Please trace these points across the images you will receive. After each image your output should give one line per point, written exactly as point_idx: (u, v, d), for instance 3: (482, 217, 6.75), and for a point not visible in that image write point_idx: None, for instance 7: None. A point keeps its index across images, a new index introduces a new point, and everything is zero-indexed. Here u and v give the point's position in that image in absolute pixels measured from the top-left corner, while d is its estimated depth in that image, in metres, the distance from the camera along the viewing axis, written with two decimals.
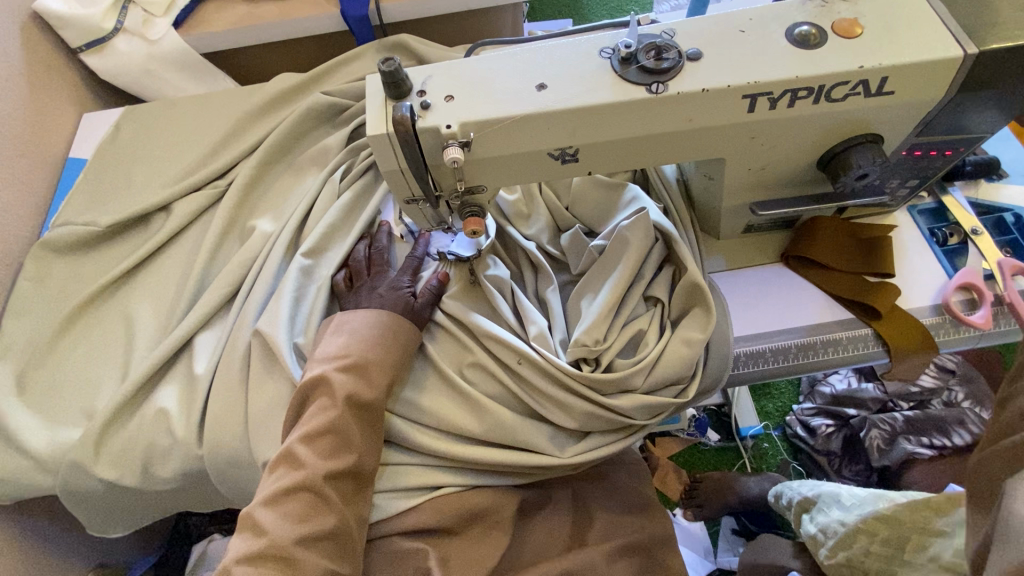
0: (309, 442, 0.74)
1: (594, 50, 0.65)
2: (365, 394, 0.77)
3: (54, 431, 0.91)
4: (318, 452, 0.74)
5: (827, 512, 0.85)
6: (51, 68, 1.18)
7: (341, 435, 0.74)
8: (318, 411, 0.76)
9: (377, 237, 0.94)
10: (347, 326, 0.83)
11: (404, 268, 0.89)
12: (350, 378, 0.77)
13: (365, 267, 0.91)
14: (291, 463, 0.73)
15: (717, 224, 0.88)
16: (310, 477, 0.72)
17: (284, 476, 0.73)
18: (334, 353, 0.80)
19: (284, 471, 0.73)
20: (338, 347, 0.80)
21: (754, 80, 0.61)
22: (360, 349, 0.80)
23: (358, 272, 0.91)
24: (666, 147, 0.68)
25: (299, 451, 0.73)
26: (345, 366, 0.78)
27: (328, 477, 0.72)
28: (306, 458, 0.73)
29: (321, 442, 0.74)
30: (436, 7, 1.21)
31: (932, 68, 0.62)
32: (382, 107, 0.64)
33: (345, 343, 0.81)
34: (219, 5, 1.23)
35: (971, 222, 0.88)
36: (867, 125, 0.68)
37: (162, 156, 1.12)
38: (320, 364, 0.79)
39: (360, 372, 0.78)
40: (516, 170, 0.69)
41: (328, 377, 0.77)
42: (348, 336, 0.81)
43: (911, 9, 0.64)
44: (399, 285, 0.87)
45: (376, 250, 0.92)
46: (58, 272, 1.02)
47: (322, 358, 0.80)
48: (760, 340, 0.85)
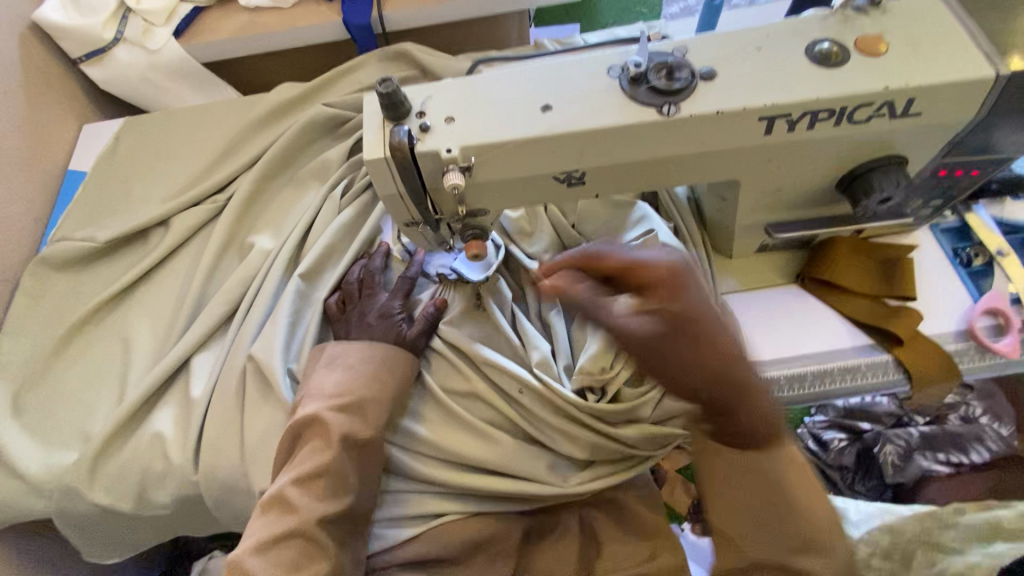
0: (302, 485, 0.72)
1: (601, 69, 0.61)
2: (361, 433, 0.75)
3: (49, 453, 0.89)
4: (313, 496, 0.71)
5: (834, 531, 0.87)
6: (51, 79, 1.17)
7: (336, 478, 0.72)
8: (312, 453, 0.73)
9: (374, 258, 0.91)
10: (340, 359, 0.80)
11: (396, 291, 0.86)
12: (347, 417, 0.75)
13: (358, 290, 0.89)
14: (282, 506, 0.71)
15: (729, 245, 0.85)
16: (303, 521, 0.69)
17: (276, 520, 0.70)
18: (331, 390, 0.77)
19: (275, 515, 0.71)
20: (336, 384, 0.77)
21: (771, 102, 0.58)
22: (359, 387, 0.77)
23: (351, 296, 0.88)
24: (677, 170, 0.65)
25: (291, 495, 0.71)
26: (342, 405, 0.76)
27: (322, 521, 0.70)
28: (300, 502, 0.70)
29: (315, 484, 0.72)
30: (441, 15, 1.18)
31: (961, 88, 0.58)
32: (380, 129, 0.62)
33: (343, 380, 0.78)
34: (219, 13, 1.21)
35: (997, 242, 0.84)
36: (892, 147, 0.64)
37: (162, 169, 1.10)
38: (316, 400, 0.76)
39: (355, 410, 0.76)
40: (519, 193, 0.66)
41: (322, 417, 0.74)
42: (345, 372, 0.79)
43: (938, 24, 0.60)
44: (391, 311, 0.84)
45: (369, 272, 0.89)
46: (55, 289, 1.01)
47: (318, 394, 0.77)
48: (774, 367, 0.81)
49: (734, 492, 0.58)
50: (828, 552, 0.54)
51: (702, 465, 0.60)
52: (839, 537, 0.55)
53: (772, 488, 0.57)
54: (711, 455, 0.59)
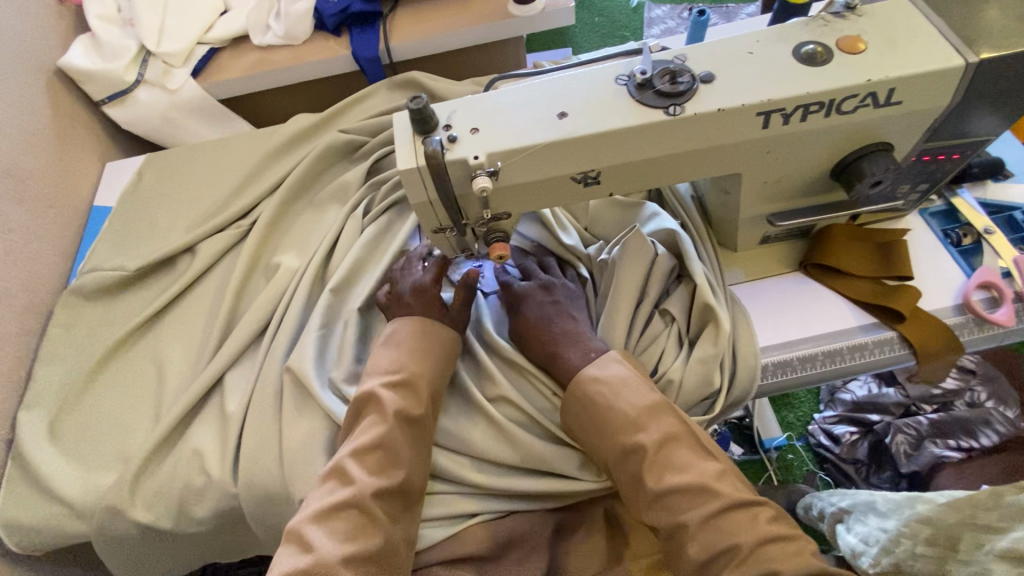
0: (360, 459, 0.75)
1: (610, 78, 0.67)
2: (414, 410, 0.79)
3: (87, 476, 0.91)
4: (368, 470, 0.75)
5: (867, 521, 0.86)
6: (76, 121, 1.23)
7: (389, 451, 0.75)
8: (368, 427, 0.77)
9: (412, 251, 0.94)
10: (394, 343, 0.84)
11: (437, 277, 0.88)
12: (399, 395, 0.79)
13: (402, 282, 0.91)
14: (341, 478, 0.75)
15: (733, 237, 0.89)
16: (359, 492, 0.72)
17: (334, 491, 0.74)
18: (385, 369, 0.82)
19: (334, 486, 0.74)
20: (390, 363, 0.82)
21: (766, 98, 0.64)
22: (412, 365, 0.81)
23: (397, 285, 0.91)
24: (684, 167, 0.70)
25: (349, 466, 0.75)
26: (395, 383, 0.80)
27: (376, 494, 0.73)
28: (356, 474, 0.74)
29: (370, 457, 0.75)
30: (444, 44, 1.26)
31: (934, 77, 0.64)
32: (411, 142, 0.67)
33: (395, 359, 0.82)
34: (234, 53, 1.29)
35: (983, 222, 0.90)
36: (878, 134, 0.70)
37: (185, 199, 1.15)
38: (372, 380, 0.81)
39: (405, 387, 0.80)
40: (539, 196, 0.72)
41: (377, 393, 0.79)
42: (397, 352, 0.83)
43: (909, 22, 0.67)
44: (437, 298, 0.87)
45: (410, 263, 0.92)
46: (88, 318, 1.04)
47: (373, 374, 0.82)
48: (787, 348, 0.85)
49: (643, 439, 0.73)
50: (677, 438, 0.74)
51: (606, 460, 0.77)
52: (685, 428, 0.75)
53: (640, 425, 0.74)
54: (603, 445, 0.77)
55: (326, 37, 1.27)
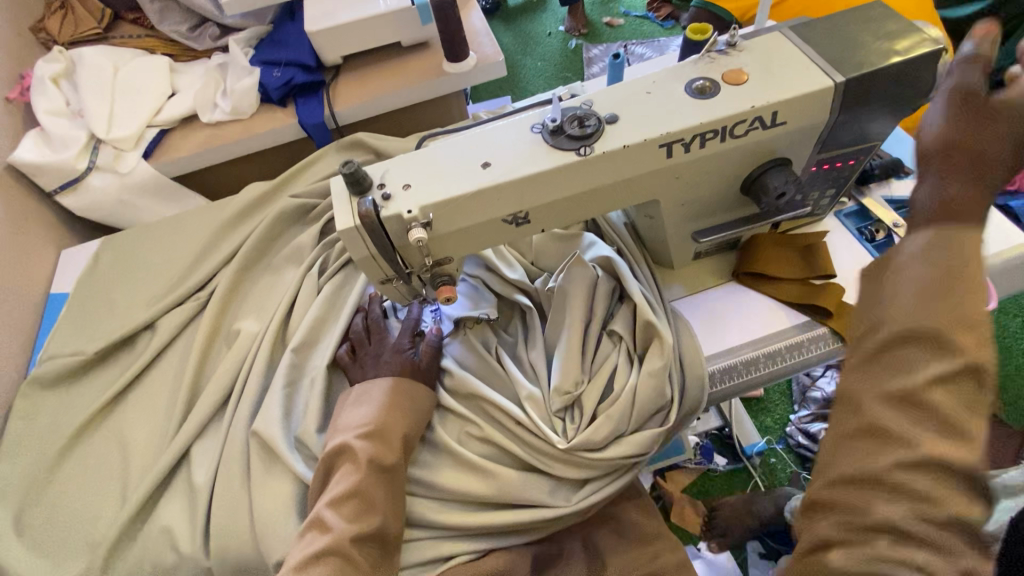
0: (336, 507, 0.76)
1: (526, 127, 0.74)
2: (387, 458, 0.80)
3: (53, 571, 0.89)
4: (345, 517, 0.76)
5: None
6: (28, 212, 1.25)
7: (367, 498, 0.77)
8: (344, 476, 0.79)
9: (371, 307, 0.98)
10: (364, 395, 0.87)
11: (403, 330, 0.93)
12: (370, 443, 0.80)
13: (365, 337, 0.96)
14: (320, 527, 0.75)
15: (668, 255, 0.95)
16: (339, 539, 0.73)
17: (314, 540, 0.74)
18: (356, 420, 0.84)
19: (314, 536, 0.75)
20: (361, 414, 0.84)
21: (666, 131, 0.70)
22: (380, 415, 0.83)
23: (359, 342, 0.95)
24: (605, 199, 0.77)
25: (327, 515, 0.76)
26: (366, 432, 0.81)
27: (355, 540, 0.74)
28: (334, 521, 0.75)
29: (347, 504, 0.76)
30: (386, 105, 1.34)
31: (810, 98, 0.72)
32: (348, 204, 0.71)
33: (366, 409, 0.84)
34: (184, 132, 1.34)
35: (892, 217, 0.99)
36: (773, 151, 0.78)
37: (142, 277, 1.16)
38: (344, 432, 0.83)
39: (381, 434, 0.81)
40: (475, 239, 0.77)
41: (351, 444, 0.80)
42: (368, 404, 0.85)
43: (783, 53, 0.75)
44: (402, 348, 0.91)
45: (372, 319, 0.96)
46: (48, 407, 1.03)
47: (345, 427, 0.84)
48: (730, 354, 0.90)
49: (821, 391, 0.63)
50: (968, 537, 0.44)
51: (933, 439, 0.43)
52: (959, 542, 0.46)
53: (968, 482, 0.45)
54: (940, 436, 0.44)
55: (274, 108, 1.34)
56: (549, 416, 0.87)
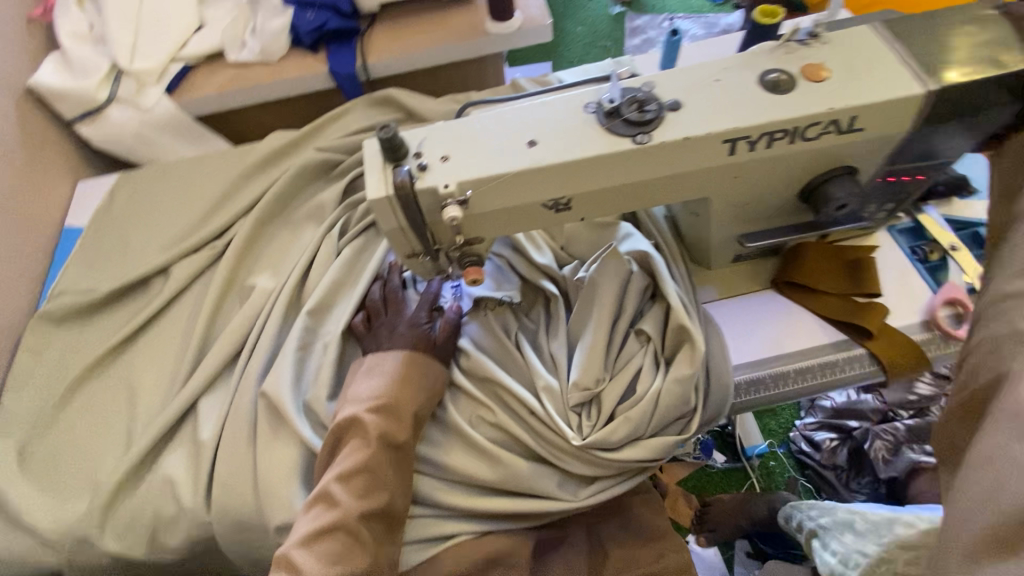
0: (344, 481, 0.74)
1: (579, 105, 0.68)
2: (397, 435, 0.78)
3: (56, 507, 0.89)
4: (352, 492, 0.74)
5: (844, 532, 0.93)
6: (46, 139, 1.21)
7: (375, 475, 0.75)
8: (352, 451, 0.77)
9: (390, 276, 0.95)
10: (376, 367, 0.84)
11: (420, 304, 0.90)
12: (381, 418, 0.78)
13: (382, 307, 0.93)
14: (326, 502, 0.74)
15: (707, 255, 0.90)
16: (345, 516, 0.72)
17: (320, 515, 0.73)
18: (367, 393, 0.81)
19: (319, 510, 0.74)
20: (372, 387, 0.81)
21: (732, 126, 0.65)
22: (392, 389, 0.81)
23: (376, 312, 0.92)
24: (654, 193, 0.71)
25: (334, 489, 0.74)
26: (377, 406, 0.79)
27: (362, 517, 0.73)
28: (341, 496, 0.73)
29: (355, 480, 0.75)
30: (422, 62, 1.26)
31: (894, 106, 0.66)
32: (381, 171, 0.67)
33: (377, 383, 0.82)
34: (209, 70, 1.27)
35: (949, 239, 0.93)
36: (842, 158, 0.72)
37: (158, 219, 1.13)
38: (354, 404, 0.81)
39: (393, 410, 0.79)
40: (511, 221, 0.72)
41: (361, 417, 0.78)
42: (380, 377, 0.82)
43: (870, 51, 0.68)
44: (418, 322, 0.88)
45: (391, 289, 0.93)
46: (58, 343, 1.02)
47: (355, 398, 0.81)
48: (758, 366, 0.86)
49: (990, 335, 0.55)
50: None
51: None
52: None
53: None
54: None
55: (303, 53, 1.27)
56: (564, 411, 0.84)
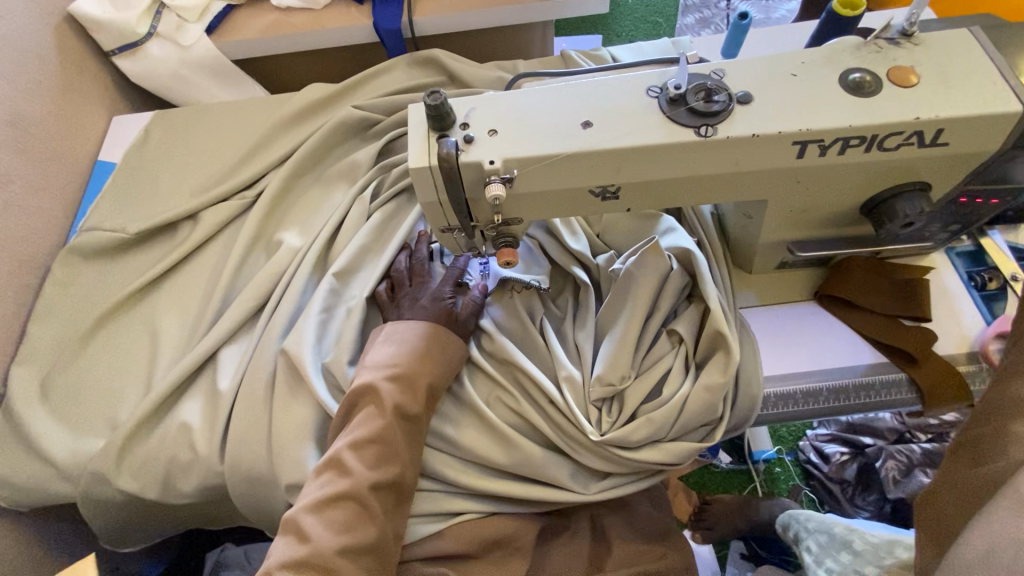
0: (356, 450, 0.74)
1: (641, 88, 0.64)
2: (412, 407, 0.77)
3: (75, 440, 0.91)
4: (364, 462, 0.73)
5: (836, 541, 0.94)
6: (84, 70, 1.19)
7: (388, 446, 0.74)
8: (365, 420, 0.76)
9: (418, 248, 0.93)
10: (395, 337, 0.82)
11: (446, 278, 0.88)
12: (397, 389, 0.77)
13: (407, 278, 0.91)
14: (337, 469, 0.73)
15: (750, 259, 0.87)
16: (356, 485, 0.72)
17: (330, 482, 0.73)
18: (384, 361, 0.80)
19: (330, 477, 0.73)
20: (389, 356, 0.80)
21: (806, 127, 0.60)
22: (410, 360, 0.79)
23: (400, 282, 0.91)
24: (709, 189, 0.67)
25: (346, 457, 0.74)
26: (394, 376, 0.78)
27: (373, 487, 0.72)
28: (353, 466, 0.73)
29: (367, 450, 0.74)
30: (470, 23, 1.21)
31: (987, 122, 0.60)
32: (424, 139, 0.64)
33: (395, 352, 0.80)
34: (251, 12, 1.23)
35: (1011, 268, 0.86)
36: (917, 173, 0.66)
37: (190, 163, 1.11)
38: (370, 371, 0.79)
39: (409, 381, 0.78)
40: (554, 206, 0.69)
41: (377, 386, 0.77)
42: (398, 346, 0.81)
43: (967, 58, 0.62)
44: (442, 296, 0.86)
45: (418, 261, 0.91)
46: (85, 278, 1.02)
47: (372, 365, 0.80)
48: (788, 380, 0.83)
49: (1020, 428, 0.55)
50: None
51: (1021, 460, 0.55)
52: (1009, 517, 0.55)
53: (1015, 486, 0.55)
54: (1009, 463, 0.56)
55: (348, 3, 1.22)
56: (584, 404, 0.82)
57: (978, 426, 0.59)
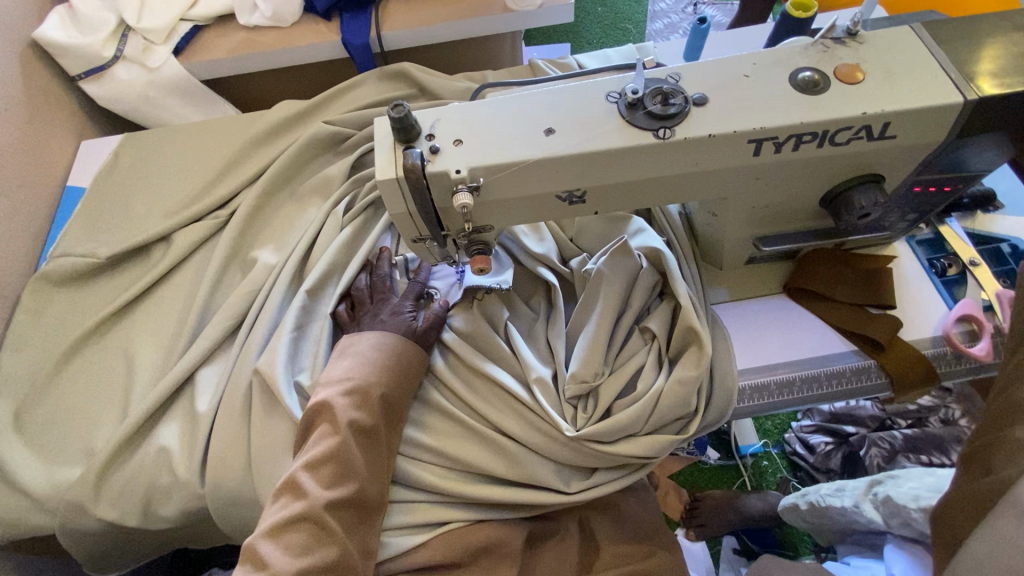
0: (312, 470, 0.74)
1: (600, 94, 0.65)
2: (367, 421, 0.77)
3: (51, 470, 0.89)
4: (321, 481, 0.73)
5: (889, 488, 0.93)
6: (50, 96, 1.18)
7: (343, 463, 0.74)
8: (320, 438, 0.76)
9: (379, 265, 0.94)
10: (355, 351, 0.83)
11: (407, 294, 0.89)
12: (351, 404, 0.78)
13: (368, 296, 0.92)
14: (293, 492, 0.73)
15: (719, 256, 0.89)
16: (312, 506, 0.71)
17: (287, 506, 0.72)
18: (339, 377, 0.81)
19: (287, 500, 0.73)
20: (343, 371, 0.81)
21: (759, 126, 0.62)
22: (365, 372, 0.80)
23: (361, 301, 0.91)
24: (670, 189, 0.69)
25: (302, 478, 0.73)
26: (349, 390, 0.79)
27: (330, 506, 0.72)
28: (309, 486, 0.73)
29: (324, 469, 0.74)
30: (438, 36, 1.22)
31: (932, 114, 0.63)
32: (391, 152, 0.65)
33: (350, 367, 0.81)
34: (219, 32, 1.24)
35: (969, 253, 0.89)
36: (869, 165, 0.69)
37: (162, 185, 1.11)
38: (325, 389, 0.80)
39: (365, 396, 0.78)
40: (521, 212, 0.70)
41: (331, 403, 0.78)
42: (353, 360, 0.82)
43: (911, 54, 0.65)
44: (402, 310, 0.87)
45: (378, 278, 0.92)
46: (57, 305, 1.01)
47: (327, 383, 0.81)
48: (763, 372, 0.85)
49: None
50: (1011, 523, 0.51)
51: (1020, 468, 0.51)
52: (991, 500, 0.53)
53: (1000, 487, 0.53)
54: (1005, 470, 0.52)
55: (316, 20, 1.22)
56: (558, 403, 0.83)
57: (989, 433, 0.55)
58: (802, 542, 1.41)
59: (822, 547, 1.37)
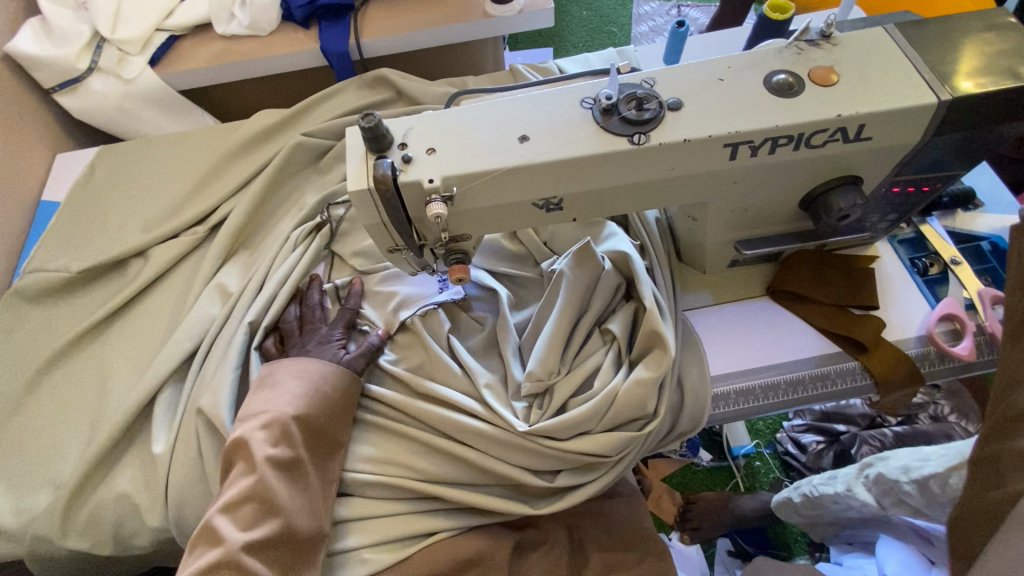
0: (229, 512, 0.70)
1: (575, 100, 0.65)
2: (286, 454, 0.74)
3: (25, 492, 0.87)
4: (239, 524, 0.69)
5: (879, 467, 0.90)
6: (24, 109, 1.16)
7: (263, 500, 0.71)
8: (236, 477, 0.72)
9: (309, 295, 0.93)
10: (277, 381, 0.81)
11: (336, 322, 0.89)
12: (267, 438, 0.75)
13: (296, 328, 0.91)
14: (210, 540, 0.68)
15: (702, 261, 0.88)
16: (229, 552, 0.66)
17: (202, 556, 0.67)
18: (253, 412, 0.78)
19: (202, 550, 0.68)
20: (258, 406, 0.78)
21: (733, 129, 0.61)
22: (283, 403, 0.78)
23: (290, 333, 0.91)
24: (644, 194, 0.68)
25: (219, 523, 0.69)
26: (265, 424, 0.76)
27: (250, 548, 0.67)
28: (225, 531, 0.68)
29: (243, 508, 0.70)
30: (418, 41, 1.21)
31: (907, 114, 0.63)
32: (363, 161, 0.64)
33: (268, 399, 0.79)
34: (197, 41, 1.22)
35: (951, 252, 0.89)
36: (848, 167, 0.68)
37: (138, 197, 1.09)
38: (239, 426, 0.77)
39: (281, 429, 0.76)
40: (499, 219, 0.69)
41: (247, 438, 0.74)
42: (272, 391, 0.80)
43: (885, 55, 0.65)
44: (329, 340, 0.87)
45: (307, 310, 0.92)
46: (31, 322, 0.99)
47: (241, 420, 0.78)
48: (747, 376, 0.84)
49: None
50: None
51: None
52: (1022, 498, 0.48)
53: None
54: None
55: (294, 28, 1.21)
56: (513, 406, 0.83)
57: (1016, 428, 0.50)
58: (796, 541, 1.40)
59: (816, 546, 1.37)
